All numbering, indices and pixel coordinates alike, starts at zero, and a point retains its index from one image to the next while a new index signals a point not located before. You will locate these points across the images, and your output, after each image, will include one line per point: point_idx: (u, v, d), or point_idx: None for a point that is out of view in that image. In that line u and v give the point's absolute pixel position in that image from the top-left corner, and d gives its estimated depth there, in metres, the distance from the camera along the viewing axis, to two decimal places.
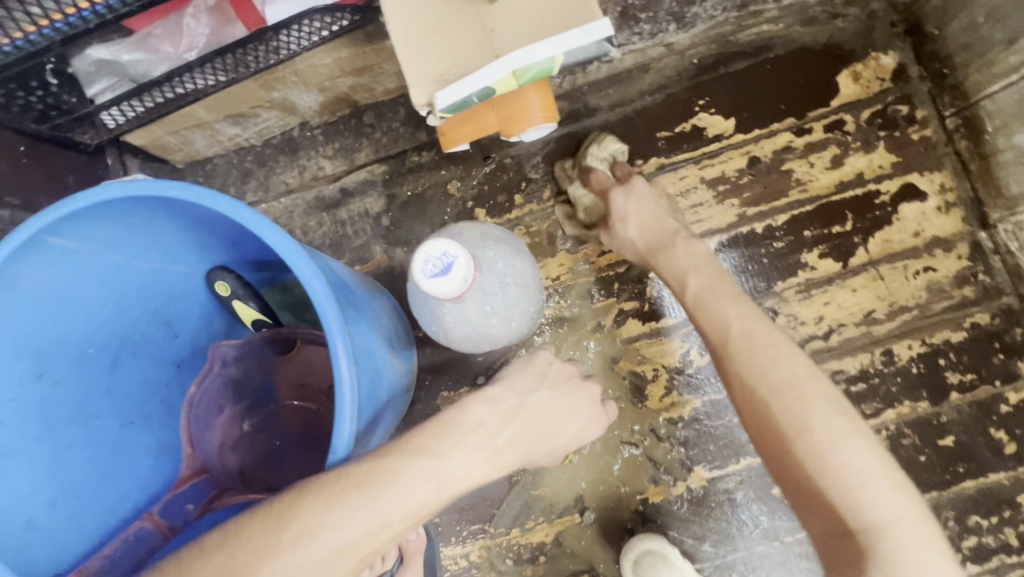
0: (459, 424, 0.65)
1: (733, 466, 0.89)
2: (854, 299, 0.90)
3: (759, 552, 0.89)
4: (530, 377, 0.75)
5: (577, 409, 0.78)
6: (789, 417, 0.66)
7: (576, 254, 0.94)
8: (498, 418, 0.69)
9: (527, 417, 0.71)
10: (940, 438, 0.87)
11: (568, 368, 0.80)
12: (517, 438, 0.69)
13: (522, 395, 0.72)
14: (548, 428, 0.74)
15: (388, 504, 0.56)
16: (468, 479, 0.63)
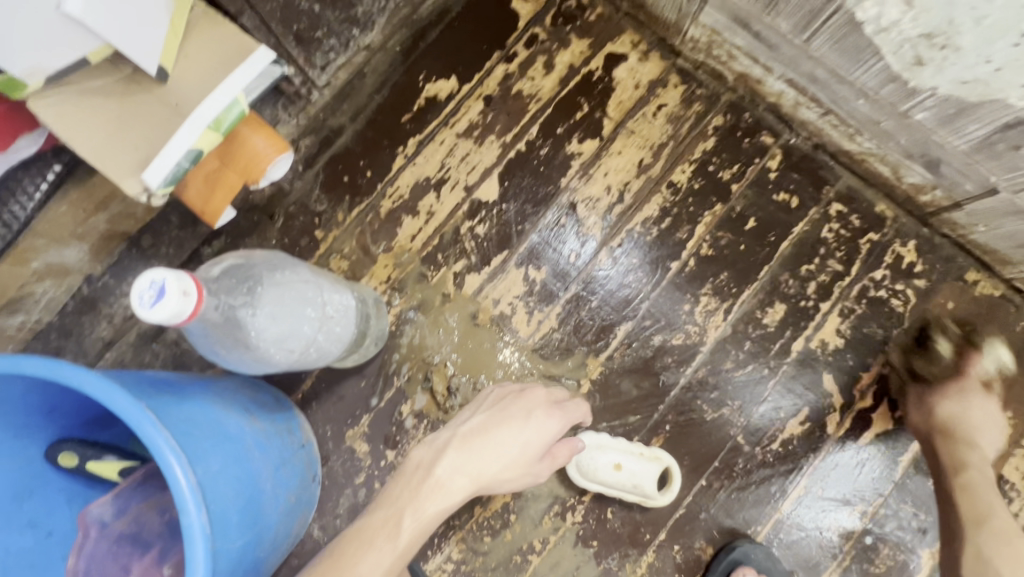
0: (404, 471, 0.76)
1: (613, 341, 0.98)
2: (623, 160, 1.02)
3: (676, 395, 0.97)
4: (468, 411, 0.83)
5: (528, 411, 0.80)
6: (978, 499, 0.84)
7: (394, 250, 1.00)
8: (431, 455, 0.76)
9: (460, 444, 0.77)
10: (745, 225, 1.00)
11: (506, 388, 0.85)
12: (454, 466, 0.75)
13: (454, 428, 0.79)
14: (490, 448, 0.76)
15: (356, 559, 0.68)
16: (423, 510, 0.72)
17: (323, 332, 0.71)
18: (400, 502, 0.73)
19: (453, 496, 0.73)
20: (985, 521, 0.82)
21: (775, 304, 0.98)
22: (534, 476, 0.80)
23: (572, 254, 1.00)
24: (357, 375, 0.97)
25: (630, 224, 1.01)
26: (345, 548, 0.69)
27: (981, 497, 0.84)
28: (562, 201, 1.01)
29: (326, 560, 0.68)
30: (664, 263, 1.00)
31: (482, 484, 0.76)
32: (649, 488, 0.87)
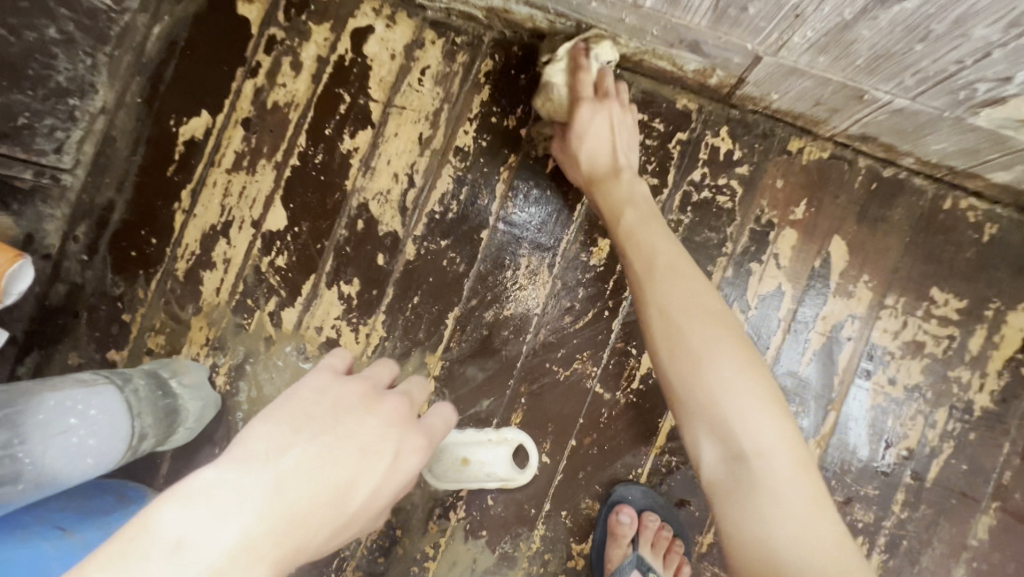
0: (128, 550, 0.42)
1: (446, 332, 0.93)
2: (401, 141, 0.95)
3: (523, 364, 0.92)
4: (278, 433, 0.50)
5: (386, 433, 0.55)
6: (650, 252, 0.75)
7: (204, 310, 0.96)
8: (205, 525, 0.43)
9: (273, 498, 0.46)
10: (545, 168, 0.93)
11: (345, 390, 0.56)
12: (246, 542, 0.44)
13: (262, 467, 0.47)
14: (314, 506, 0.48)
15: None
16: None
17: (61, 439, 0.69)
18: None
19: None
20: (698, 323, 0.68)
21: (598, 241, 0.92)
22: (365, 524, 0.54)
23: (380, 257, 0.94)
24: (210, 444, 0.95)
25: (428, 205, 0.94)
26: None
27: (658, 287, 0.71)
28: (353, 205, 0.95)
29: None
30: (472, 236, 0.93)
31: (292, 560, 0.46)
32: (510, 474, 0.89)
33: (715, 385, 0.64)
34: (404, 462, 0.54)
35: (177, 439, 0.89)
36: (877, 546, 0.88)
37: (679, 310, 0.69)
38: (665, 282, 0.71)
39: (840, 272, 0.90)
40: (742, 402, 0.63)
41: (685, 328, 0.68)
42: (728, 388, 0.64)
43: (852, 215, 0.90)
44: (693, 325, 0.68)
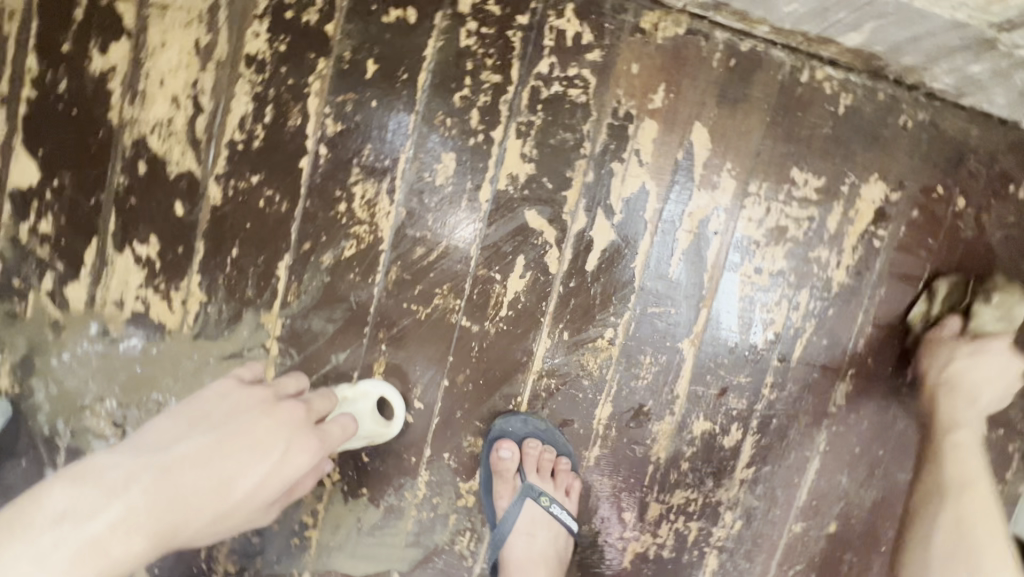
0: (12, 521, 0.46)
1: (281, 285, 0.79)
2: (172, 52, 0.74)
3: (378, 308, 0.82)
4: (179, 428, 0.58)
5: (274, 435, 0.61)
6: (953, 412, 0.84)
7: None
8: (95, 495, 0.49)
9: (157, 482, 0.52)
10: (365, 73, 0.77)
11: (243, 396, 0.64)
12: (128, 516, 0.50)
13: (160, 452, 0.54)
14: (212, 488, 0.55)
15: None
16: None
17: None
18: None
19: (110, 565, 0.48)
20: (975, 489, 0.77)
21: (442, 156, 0.79)
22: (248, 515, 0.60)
23: (177, 206, 0.77)
24: (14, 456, 0.79)
25: (226, 133, 0.76)
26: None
27: (943, 416, 0.85)
28: (127, 143, 0.75)
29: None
30: (290, 166, 0.78)
31: (166, 535, 0.52)
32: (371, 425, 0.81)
33: (953, 479, 0.79)
34: (296, 447, 0.62)
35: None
36: (749, 428, 0.91)
37: (968, 478, 0.78)
38: (948, 446, 0.82)
39: (703, 162, 0.84)
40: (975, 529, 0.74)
41: (960, 481, 0.78)
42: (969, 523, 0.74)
43: (712, 98, 0.83)
44: (952, 476, 0.79)
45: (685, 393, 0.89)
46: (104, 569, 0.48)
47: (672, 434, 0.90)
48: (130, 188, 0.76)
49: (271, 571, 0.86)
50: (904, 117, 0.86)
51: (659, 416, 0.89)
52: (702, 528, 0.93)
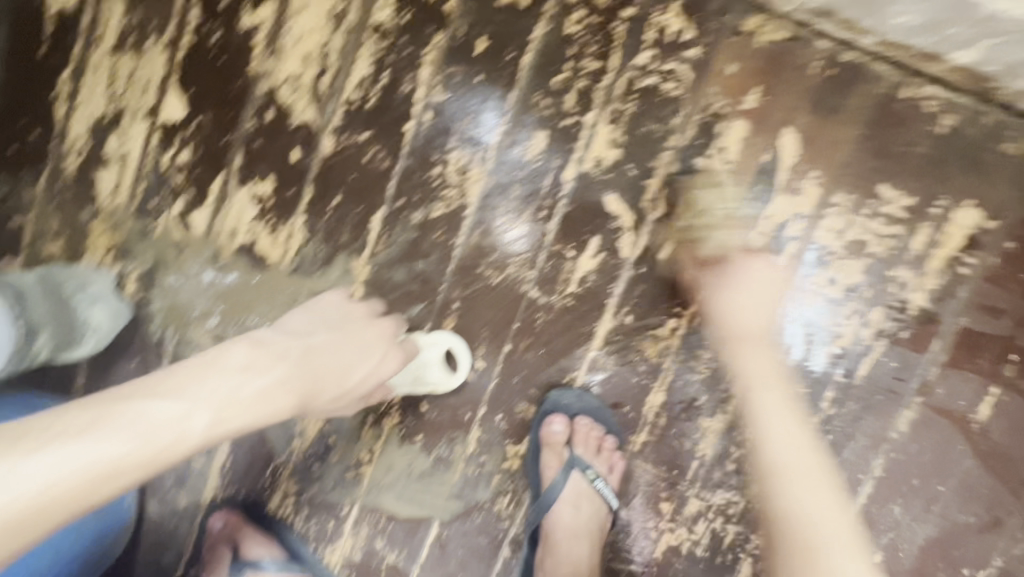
0: (211, 361, 0.61)
1: (372, 235, 0.87)
2: (310, 15, 0.83)
3: (456, 268, 0.87)
4: (308, 324, 0.74)
5: (378, 341, 0.77)
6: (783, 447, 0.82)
7: (103, 213, 0.87)
8: (259, 359, 0.64)
9: (302, 357, 0.68)
10: (475, 49, 0.83)
11: (350, 306, 0.80)
12: (288, 375, 0.66)
13: (303, 337, 0.71)
14: (338, 370, 0.72)
15: (103, 480, 0.50)
16: (234, 411, 0.60)
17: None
18: (188, 395, 0.57)
19: (275, 408, 0.63)
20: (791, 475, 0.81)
21: (535, 133, 0.84)
22: (352, 400, 0.75)
23: (294, 152, 0.86)
24: (127, 356, 0.90)
25: (345, 93, 0.84)
26: (64, 468, 0.47)
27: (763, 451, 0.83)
28: (260, 92, 0.84)
29: (69, 428, 0.49)
30: (396, 128, 0.85)
31: (305, 399, 0.68)
32: (437, 373, 0.86)
33: (802, 501, 0.79)
34: (394, 355, 0.78)
35: (101, 333, 0.84)
36: None
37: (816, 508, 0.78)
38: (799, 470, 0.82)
39: (789, 168, 0.85)
40: (828, 538, 0.76)
41: (795, 478, 0.81)
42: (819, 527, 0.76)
43: (806, 104, 0.83)
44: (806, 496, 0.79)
45: (740, 394, 0.90)
46: (267, 413, 0.63)
47: (721, 432, 0.90)
48: (256, 132, 0.85)
49: (326, 498, 0.93)
50: (1009, 144, 0.84)
51: (710, 413, 0.90)
52: (739, 533, 0.92)
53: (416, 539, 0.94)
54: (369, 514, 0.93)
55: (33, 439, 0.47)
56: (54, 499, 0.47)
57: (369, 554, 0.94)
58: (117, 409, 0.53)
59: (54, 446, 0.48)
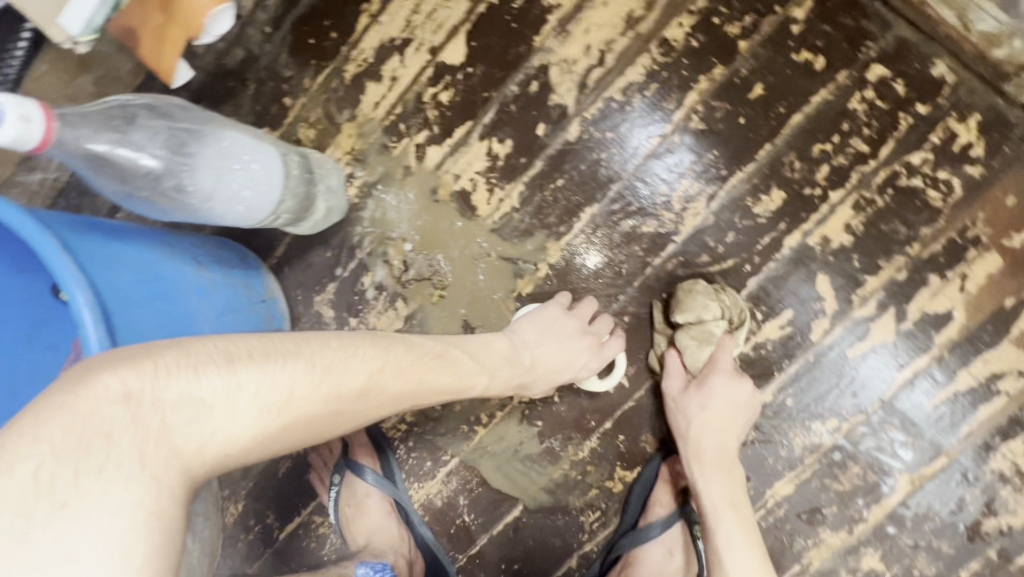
0: (474, 340, 0.78)
1: (577, 225, 0.90)
2: (608, 12, 0.87)
3: (641, 285, 0.89)
4: (541, 323, 0.84)
5: (584, 353, 0.84)
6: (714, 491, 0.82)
7: (358, 119, 0.97)
8: (512, 345, 0.80)
9: (533, 356, 0.81)
10: (750, 93, 0.83)
11: (582, 314, 0.87)
12: (520, 372, 0.80)
13: (534, 339, 0.82)
14: (552, 369, 0.83)
15: (420, 398, 0.70)
16: (491, 380, 0.77)
17: (265, 200, 0.76)
18: (465, 364, 0.74)
19: (503, 389, 0.79)
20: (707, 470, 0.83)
21: (773, 189, 0.84)
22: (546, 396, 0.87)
23: (540, 126, 0.91)
24: (324, 246, 1.00)
25: (609, 91, 0.88)
26: (412, 382, 0.67)
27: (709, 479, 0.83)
28: (534, 64, 0.90)
29: (412, 354, 0.68)
30: (642, 138, 0.88)
31: (522, 386, 0.82)
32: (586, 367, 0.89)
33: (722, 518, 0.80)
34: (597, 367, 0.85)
35: (320, 211, 0.91)
36: None
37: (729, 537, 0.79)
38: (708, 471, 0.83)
39: None
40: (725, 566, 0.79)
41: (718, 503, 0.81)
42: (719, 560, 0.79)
43: None
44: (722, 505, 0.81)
45: (875, 522, 0.84)
46: (500, 387, 0.79)
47: (837, 550, 0.86)
48: (515, 98, 0.91)
49: (433, 438, 0.99)
50: None
51: (834, 527, 0.85)
52: None
53: (496, 513, 0.97)
54: (464, 471, 0.98)
55: (367, 356, 0.63)
56: (401, 397, 0.67)
57: (448, 504, 0.99)
58: (437, 351, 0.72)
59: (410, 363, 0.68)
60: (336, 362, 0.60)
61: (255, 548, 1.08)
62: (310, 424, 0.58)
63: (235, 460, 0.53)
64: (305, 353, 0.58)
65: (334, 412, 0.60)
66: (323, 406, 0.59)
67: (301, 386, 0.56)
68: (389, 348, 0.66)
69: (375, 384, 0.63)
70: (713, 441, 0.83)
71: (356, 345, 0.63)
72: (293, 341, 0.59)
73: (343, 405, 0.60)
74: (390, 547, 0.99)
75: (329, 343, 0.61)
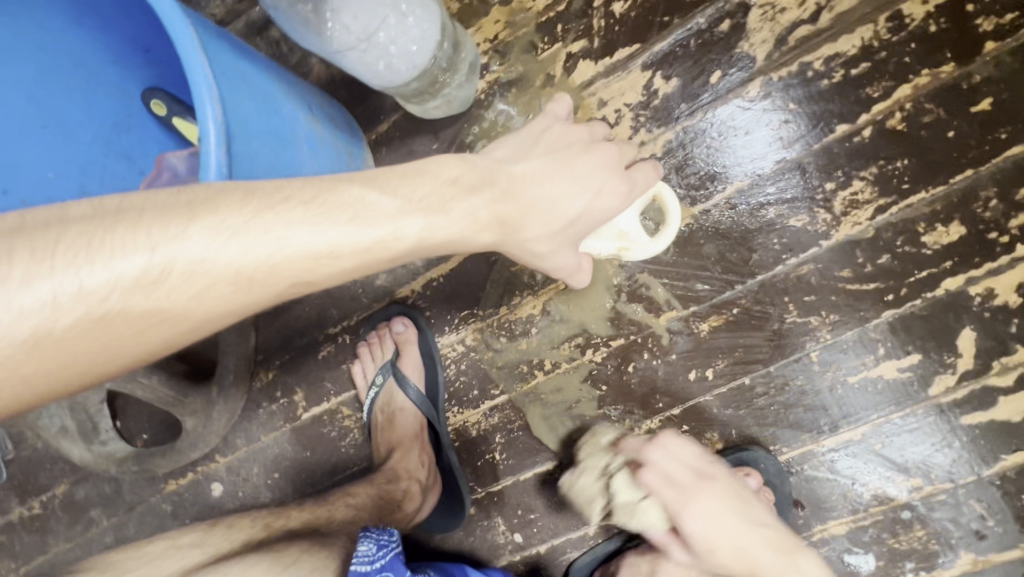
0: (422, 171, 0.59)
1: (718, 197, 0.81)
2: None
3: (764, 282, 0.81)
4: (514, 150, 0.66)
5: (593, 170, 0.65)
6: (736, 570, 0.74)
7: (511, 5, 0.85)
8: (478, 176, 0.61)
9: (507, 184, 0.62)
10: (973, 106, 0.72)
11: (571, 133, 0.67)
12: (493, 223, 0.61)
13: (506, 164, 0.64)
14: (542, 209, 0.64)
15: (268, 277, 0.51)
16: (435, 223, 0.58)
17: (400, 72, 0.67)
18: (400, 196, 0.56)
19: (474, 243, 0.62)
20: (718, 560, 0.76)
21: (954, 222, 0.74)
22: (559, 265, 0.71)
23: (716, 75, 0.79)
24: (432, 136, 0.89)
25: (811, 55, 0.76)
26: (224, 264, 0.48)
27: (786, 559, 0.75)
28: (734, 0, 0.77)
29: (221, 220, 0.48)
30: (826, 122, 0.76)
31: (505, 229, 0.63)
32: (634, 220, 0.80)
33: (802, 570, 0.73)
34: (608, 186, 0.66)
35: (450, 91, 0.82)
36: None
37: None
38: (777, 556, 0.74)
39: None
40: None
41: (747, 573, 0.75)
42: None
43: None
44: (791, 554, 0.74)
45: None
46: (470, 231, 0.61)
47: None
48: (698, 33, 0.79)
49: (488, 369, 0.94)
50: None
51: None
52: None
53: (529, 460, 0.94)
54: (510, 410, 0.94)
55: (248, 202, 0.50)
56: (214, 293, 0.49)
57: (482, 438, 0.96)
58: (301, 195, 0.52)
59: (201, 250, 0.47)
60: (87, 249, 0.44)
61: (275, 419, 1.06)
62: (66, 349, 0.44)
63: (90, 342, 0.45)
64: (30, 244, 0.43)
65: (102, 328, 0.45)
66: (70, 326, 0.43)
67: (16, 294, 0.41)
68: (175, 221, 0.46)
69: (157, 274, 0.46)
70: (728, 551, 0.75)
71: (116, 224, 0.45)
72: (28, 222, 0.44)
73: (110, 318, 0.45)
74: (405, 470, 0.95)
75: (68, 219, 0.45)
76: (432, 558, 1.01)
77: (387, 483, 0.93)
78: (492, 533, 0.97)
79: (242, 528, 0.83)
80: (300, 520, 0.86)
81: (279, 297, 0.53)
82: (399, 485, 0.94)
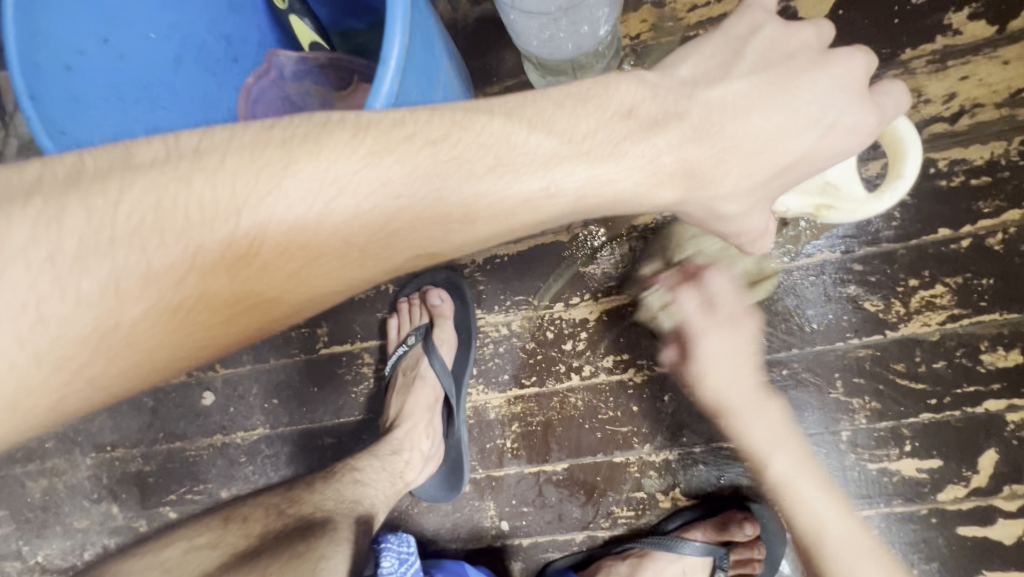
0: (590, 97, 0.52)
1: (806, 261, 0.82)
2: (1001, 74, 0.74)
3: (819, 353, 0.83)
4: (710, 68, 0.54)
5: (822, 100, 0.51)
6: (762, 432, 0.82)
7: (662, 10, 0.83)
8: (660, 110, 0.52)
9: (702, 112, 0.52)
10: None
11: (791, 40, 0.53)
12: (687, 161, 0.52)
13: (696, 90, 0.53)
14: (740, 150, 0.52)
15: (383, 248, 0.47)
16: (602, 170, 0.50)
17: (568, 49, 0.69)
18: (562, 134, 0.50)
19: (652, 195, 0.54)
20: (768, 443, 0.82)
21: (1016, 348, 0.77)
22: (739, 232, 0.59)
23: None
24: None
25: (937, 153, 0.77)
26: (334, 228, 0.44)
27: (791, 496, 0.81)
28: (884, 77, 0.77)
29: (325, 174, 0.43)
30: (930, 221, 0.78)
31: (692, 182, 0.53)
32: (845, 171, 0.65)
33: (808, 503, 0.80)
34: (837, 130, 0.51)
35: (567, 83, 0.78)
36: None
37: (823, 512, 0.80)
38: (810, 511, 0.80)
39: None
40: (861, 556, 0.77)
41: (802, 498, 0.81)
42: (824, 528, 0.79)
43: None
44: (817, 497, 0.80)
45: None
46: (646, 183, 0.52)
47: None
48: None
49: (526, 359, 0.93)
50: None
51: None
52: None
53: (539, 456, 0.94)
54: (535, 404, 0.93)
55: (356, 140, 0.44)
56: (319, 267, 0.45)
57: (498, 422, 0.95)
58: (430, 131, 0.47)
59: (297, 213, 0.42)
60: (156, 213, 0.40)
61: (290, 346, 1.03)
62: (133, 343, 0.41)
63: (168, 331, 0.41)
64: (84, 206, 0.39)
65: (179, 316, 0.42)
66: (140, 313, 0.40)
67: (75, 279, 0.38)
68: (268, 172, 0.42)
69: (245, 245, 0.42)
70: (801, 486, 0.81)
71: (190, 175, 0.41)
72: (84, 174, 0.40)
73: (186, 305, 0.41)
74: (409, 441, 0.92)
75: (134, 167, 0.41)
76: (413, 523, 1.01)
77: (391, 454, 0.89)
78: (481, 515, 0.97)
79: (258, 520, 0.77)
80: (315, 505, 0.80)
81: (396, 263, 0.49)
82: (400, 457, 0.90)
